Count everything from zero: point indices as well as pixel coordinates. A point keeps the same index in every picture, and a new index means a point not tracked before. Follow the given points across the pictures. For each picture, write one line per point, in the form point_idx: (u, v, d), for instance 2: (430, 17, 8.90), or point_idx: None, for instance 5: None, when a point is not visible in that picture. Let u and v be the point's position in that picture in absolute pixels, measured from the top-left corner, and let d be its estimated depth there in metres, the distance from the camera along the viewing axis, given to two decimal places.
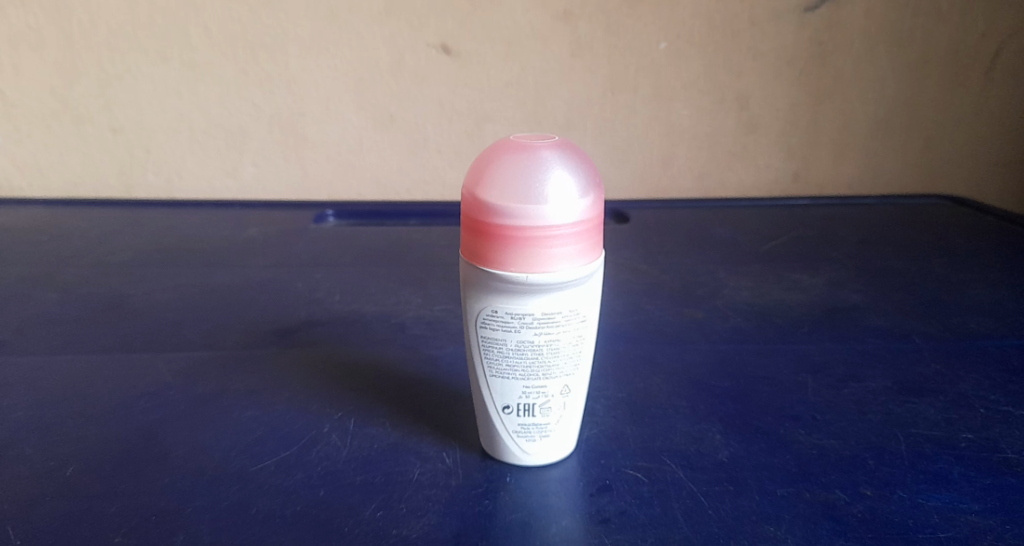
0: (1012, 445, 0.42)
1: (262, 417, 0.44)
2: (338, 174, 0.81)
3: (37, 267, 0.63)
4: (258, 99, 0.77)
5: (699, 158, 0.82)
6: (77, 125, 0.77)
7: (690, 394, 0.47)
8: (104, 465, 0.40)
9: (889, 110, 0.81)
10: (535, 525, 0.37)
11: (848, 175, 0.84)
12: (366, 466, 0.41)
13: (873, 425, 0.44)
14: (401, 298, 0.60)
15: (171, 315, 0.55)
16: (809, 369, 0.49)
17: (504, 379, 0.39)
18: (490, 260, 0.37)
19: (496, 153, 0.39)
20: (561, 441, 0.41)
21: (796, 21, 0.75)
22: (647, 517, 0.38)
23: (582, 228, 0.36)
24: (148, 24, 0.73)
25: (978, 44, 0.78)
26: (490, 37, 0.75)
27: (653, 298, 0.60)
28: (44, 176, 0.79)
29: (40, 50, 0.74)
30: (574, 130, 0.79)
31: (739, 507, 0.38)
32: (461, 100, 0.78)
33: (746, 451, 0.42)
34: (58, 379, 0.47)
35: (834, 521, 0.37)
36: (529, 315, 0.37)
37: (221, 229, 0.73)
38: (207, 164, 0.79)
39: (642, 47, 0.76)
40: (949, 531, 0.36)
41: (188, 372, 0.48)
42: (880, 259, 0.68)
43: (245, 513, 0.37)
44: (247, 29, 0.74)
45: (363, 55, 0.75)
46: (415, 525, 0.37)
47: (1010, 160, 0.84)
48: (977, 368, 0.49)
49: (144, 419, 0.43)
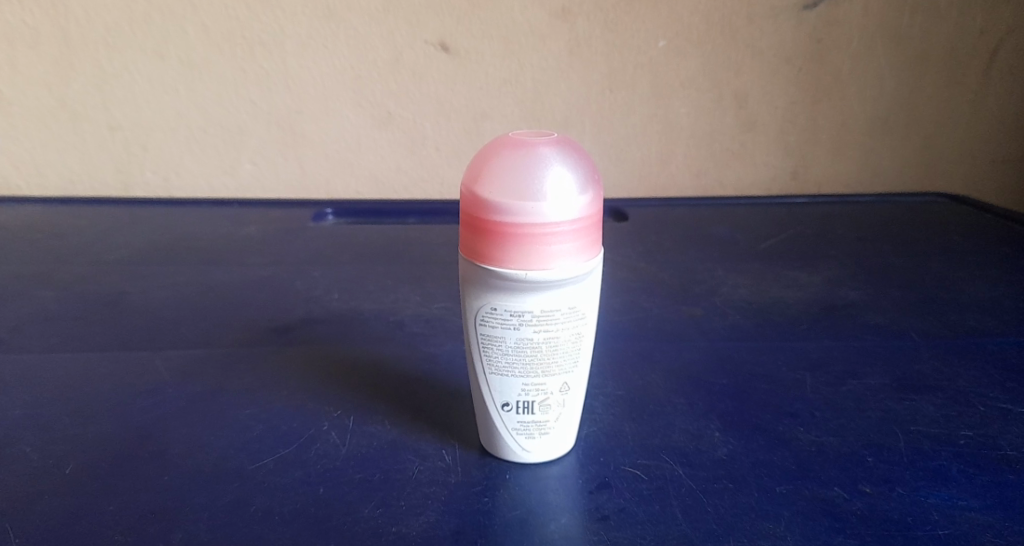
0: (1011, 442, 0.42)
1: (261, 415, 0.44)
2: (337, 172, 0.81)
3: (35, 265, 0.63)
4: (256, 97, 0.77)
5: (698, 156, 0.82)
6: (74, 123, 0.77)
7: (689, 391, 0.47)
8: (102, 463, 0.40)
9: (888, 108, 0.81)
10: (535, 522, 0.37)
11: (846, 173, 0.84)
12: (364, 464, 0.41)
13: (872, 423, 0.44)
14: (399, 296, 0.60)
15: (169, 313, 0.55)
16: (808, 367, 0.49)
17: (504, 376, 0.39)
18: (489, 257, 0.37)
19: (495, 150, 0.38)
20: (561, 439, 0.41)
21: (794, 19, 0.75)
22: (646, 514, 0.38)
23: (582, 225, 0.36)
24: (145, 22, 0.73)
25: (977, 42, 0.78)
26: (489, 34, 0.75)
27: (651, 296, 0.60)
28: (41, 174, 0.79)
29: (37, 47, 0.74)
30: (572, 128, 0.79)
31: (739, 504, 0.38)
32: (459, 98, 0.77)
33: (745, 448, 0.42)
34: (56, 377, 0.47)
35: (833, 518, 0.37)
36: (529, 312, 0.37)
37: (219, 227, 0.73)
38: (205, 162, 0.79)
39: (641, 44, 0.76)
40: (949, 528, 0.36)
41: (186, 370, 0.48)
42: (878, 256, 0.68)
43: (244, 511, 0.37)
44: (245, 27, 0.73)
45: (361, 52, 0.75)
46: (414, 522, 0.37)
47: (1009, 157, 0.83)
48: (976, 365, 0.49)
49: (142, 417, 0.43)
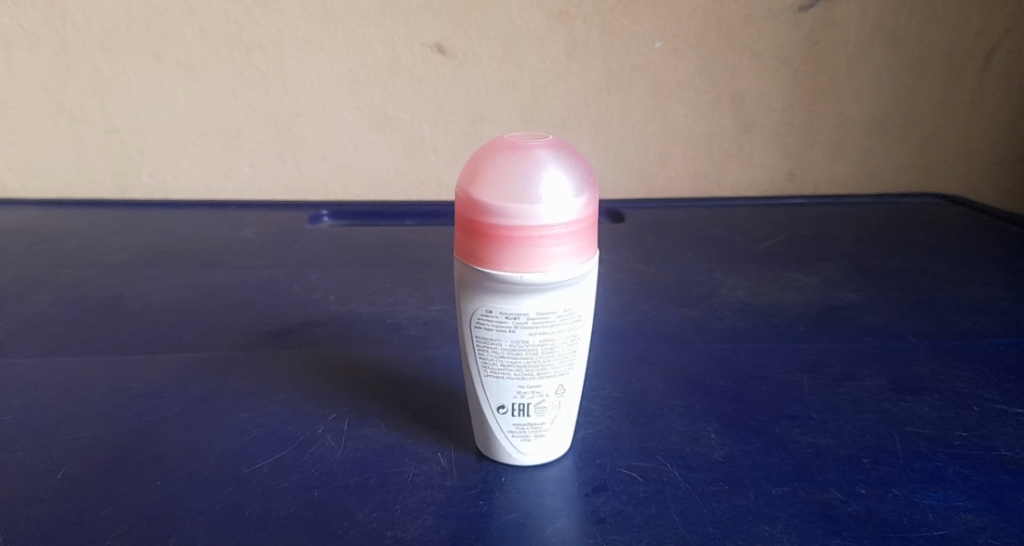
0: (1007, 443, 0.42)
1: (257, 418, 0.44)
2: (335, 174, 0.81)
3: (33, 268, 0.63)
4: (254, 99, 0.77)
5: (696, 158, 0.82)
6: (72, 126, 0.77)
7: (686, 394, 0.47)
8: (99, 467, 0.40)
9: (886, 110, 0.81)
10: (532, 525, 0.37)
11: (845, 174, 0.84)
12: (361, 467, 0.41)
13: (869, 424, 0.44)
14: (397, 298, 0.60)
15: (166, 316, 0.55)
16: (805, 369, 0.49)
17: (500, 379, 0.39)
18: (485, 260, 0.37)
19: (490, 153, 0.38)
20: (556, 441, 0.41)
21: (791, 21, 0.75)
22: (643, 517, 0.38)
23: (577, 228, 0.36)
24: (143, 24, 0.73)
25: (974, 43, 0.78)
26: (486, 37, 0.75)
27: (649, 298, 0.60)
28: (39, 177, 0.79)
29: (34, 50, 0.74)
30: (570, 130, 0.79)
31: (735, 506, 0.38)
32: (457, 100, 0.77)
33: (742, 450, 0.42)
34: (53, 381, 0.47)
35: (829, 520, 0.37)
36: (524, 315, 0.37)
37: (217, 230, 0.73)
38: (203, 164, 0.79)
39: (638, 46, 0.76)
40: (945, 530, 0.36)
41: (183, 373, 0.48)
42: (876, 257, 0.67)
43: (240, 514, 0.37)
44: (242, 29, 0.74)
45: (360, 54, 0.75)
46: (411, 526, 0.37)
47: (1007, 158, 0.83)
48: (974, 366, 0.49)
49: (138, 420, 0.43)
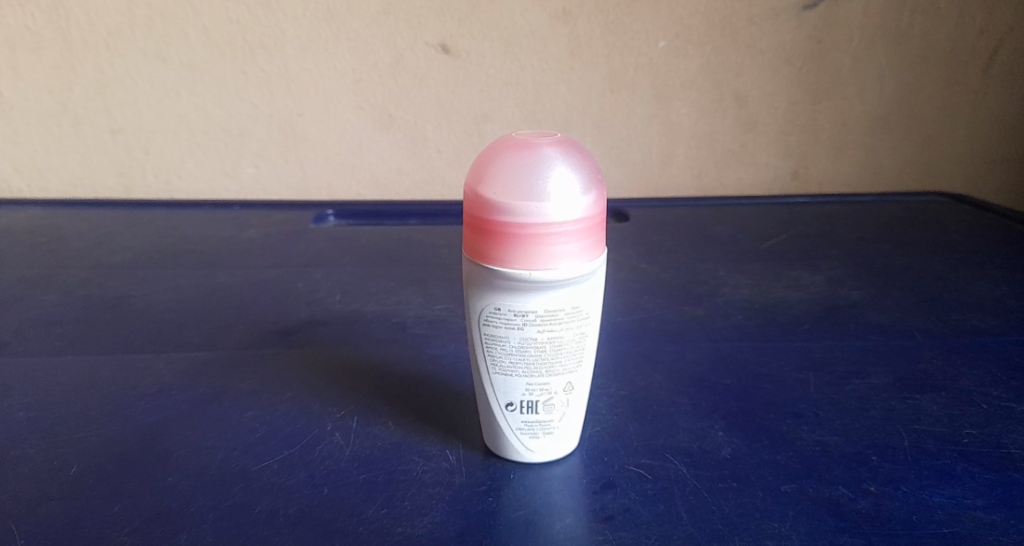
0: (1014, 440, 0.42)
1: (263, 417, 0.44)
2: (338, 173, 0.81)
3: (36, 268, 0.63)
4: (258, 99, 0.77)
5: (699, 157, 0.82)
6: (76, 126, 0.77)
7: (693, 392, 0.47)
8: (107, 465, 0.40)
9: (888, 109, 0.81)
10: (538, 522, 0.37)
11: (847, 173, 0.84)
12: (368, 465, 0.41)
13: (876, 422, 0.44)
14: (401, 298, 0.60)
15: (171, 316, 0.55)
16: (811, 367, 0.49)
17: (508, 376, 0.39)
18: (492, 258, 0.37)
19: (499, 150, 0.39)
20: (564, 439, 0.41)
21: (794, 20, 0.76)
22: (651, 514, 0.38)
23: (584, 225, 0.36)
24: (147, 25, 0.73)
25: (977, 41, 0.78)
26: (489, 36, 0.75)
27: (653, 297, 0.60)
28: (43, 178, 0.79)
29: (38, 51, 0.74)
30: (573, 129, 0.79)
31: (743, 504, 0.38)
32: (460, 100, 0.78)
33: (749, 448, 0.42)
34: (60, 380, 0.47)
35: (838, 517, 0.37)
36: (532, 313, 0.37)
37: (221, 229, 0.73)
38: (207, 165, 0.79)
39: (642, 45, 0.76)
40: (954, 526, 0.36)
41: (190, 372, 0.48)
42: (880, 256, 0.68)
43: (248, 513, 0.37)
44: (245, 29, 0.74)
45: (362, 55, 0.75)
46: (419, 523, 0.37)
47: (1008, 155, 0.84)
48: (977, 364, 0.49)
49: (146, 420, 0.43)
